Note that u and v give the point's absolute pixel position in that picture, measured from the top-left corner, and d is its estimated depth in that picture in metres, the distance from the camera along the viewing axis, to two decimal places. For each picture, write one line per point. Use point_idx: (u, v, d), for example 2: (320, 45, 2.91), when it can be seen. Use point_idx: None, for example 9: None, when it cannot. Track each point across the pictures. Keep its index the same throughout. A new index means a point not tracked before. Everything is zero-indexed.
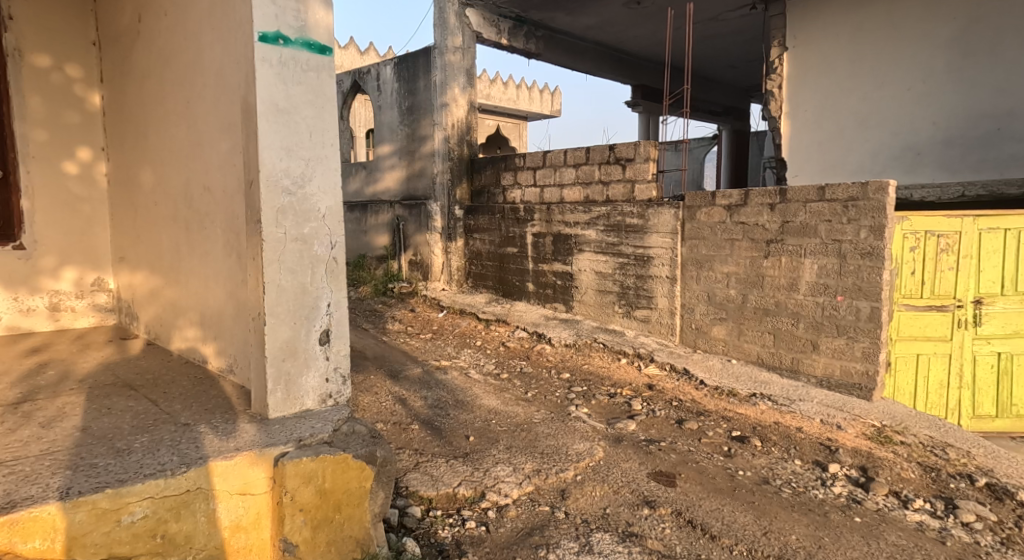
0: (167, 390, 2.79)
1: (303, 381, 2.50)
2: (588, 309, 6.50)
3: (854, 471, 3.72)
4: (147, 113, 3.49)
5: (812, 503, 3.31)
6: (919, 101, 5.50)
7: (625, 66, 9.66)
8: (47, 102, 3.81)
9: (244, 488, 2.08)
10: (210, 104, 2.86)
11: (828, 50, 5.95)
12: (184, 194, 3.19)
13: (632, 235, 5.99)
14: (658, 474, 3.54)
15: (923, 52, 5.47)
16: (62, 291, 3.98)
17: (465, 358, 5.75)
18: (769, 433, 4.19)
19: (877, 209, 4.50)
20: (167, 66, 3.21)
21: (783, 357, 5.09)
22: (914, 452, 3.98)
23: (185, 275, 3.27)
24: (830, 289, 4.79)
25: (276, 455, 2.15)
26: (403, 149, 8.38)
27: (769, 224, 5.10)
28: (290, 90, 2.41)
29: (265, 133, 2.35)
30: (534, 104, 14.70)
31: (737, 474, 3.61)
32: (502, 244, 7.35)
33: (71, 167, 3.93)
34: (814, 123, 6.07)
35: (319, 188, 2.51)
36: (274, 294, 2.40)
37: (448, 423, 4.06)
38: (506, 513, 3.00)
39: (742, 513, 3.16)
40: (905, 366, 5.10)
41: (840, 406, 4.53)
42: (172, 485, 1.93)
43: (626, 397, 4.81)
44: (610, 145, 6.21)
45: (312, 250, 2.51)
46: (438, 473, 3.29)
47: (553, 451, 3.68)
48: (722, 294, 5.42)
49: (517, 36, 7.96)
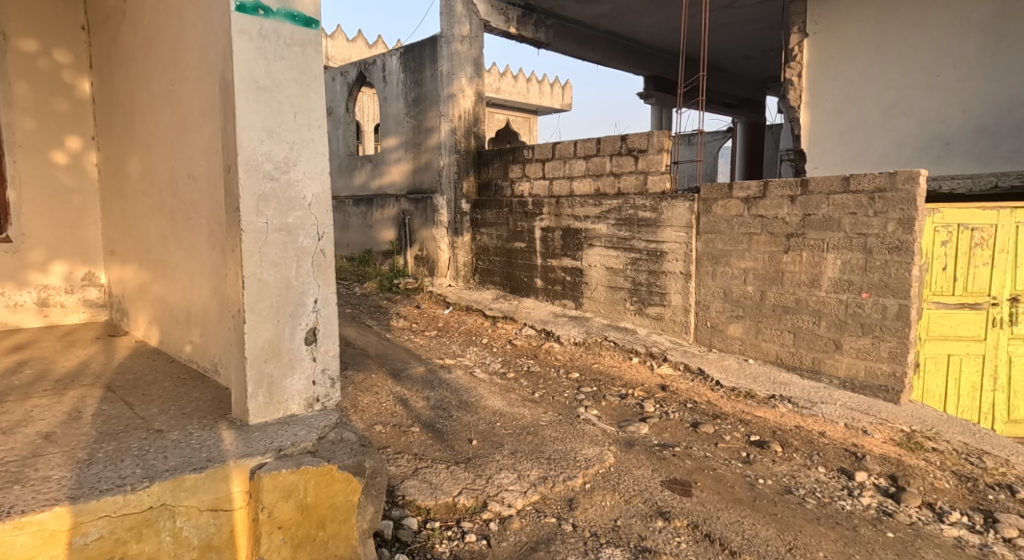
0: (146, 392, 2.61)
1: (288, 383, 2.31)
2: (598, 305, 6.28)
3: (882, 480, 3.48)
4: (133, 98, 3.30)
5: (839, 516, 3.08)
6: (947, 87, 5.23)
7: (637, 56, 9.40)
8: (34, 89, 3.63)
9: (216, 504, 1.89)
10: (192, 87, 2.67)
11: (850, 35, 5.68)
12: (170, 181, 3.00)
13: (644, 229, 5.76)
14: (673, 483, 3.31)
15: (952, 36, 5.20)
16: (50, 286, 3.81)
17: (471, 356, 5.55)
18: (789, 438, 3.96)
19: (906, 200, 4.25)
20: (152, 48, 3.03)
21: (804, 356, 4.84)
22: (947, 460, 3.73)
23: (171, 269, 3.09)
24: (854, 285, 4.54)
25: (253, 466, 1.95)
26: (409, 141, 8.16)
27: (789, 217, 4.84)
28: (271, 66, 2.21)
29: (244, 112, 2.14)
30: (544, 98, 14.47)
31: (758, 483, 3.37)
32: (510, 239, 7.13)
33: (60, 157, 3.75)
34: (834, 112, 5.81)
35: (305, 173, 2.31)
36: (255, 289, 2.21)
37: (450, 425, 3.86)
38: (509, 526, 2.80)
39: (764, 526, 2.93)
40: (935, 367, 4.81)
41: (866, 410, 4.28)
42: (132, 502, 1.74)
43: (638, 399, 4.59)
44: (622, 135, 5.96)
45: (297, 241, 2.31)
46: (437, 480, 3.09)
47: (561, 457, 3.47)
48: (739, 291, 5.18)
49: (527, 25, 7.69)
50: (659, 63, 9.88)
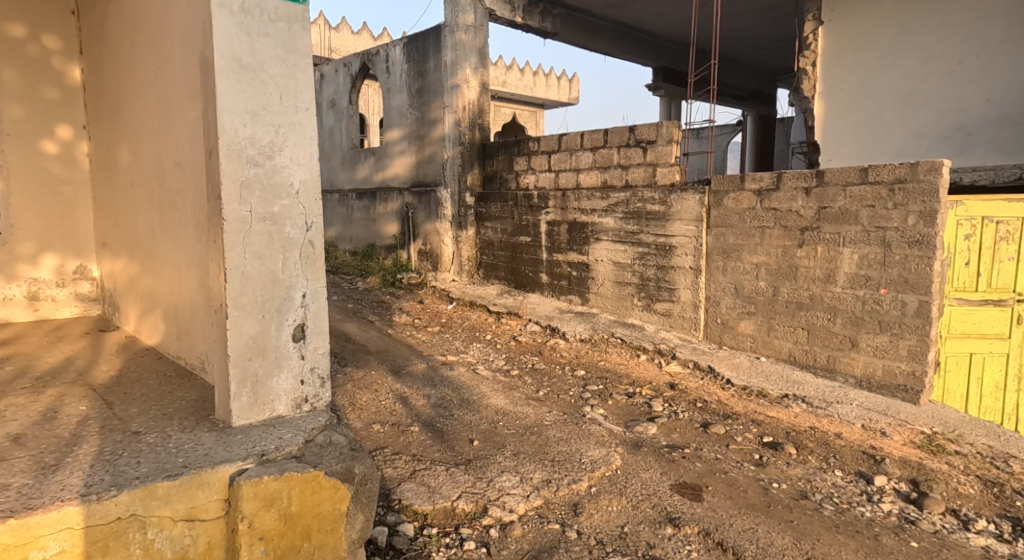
0: (128, 391, 2.48)
1: (275, 383, 2.20)
2: (604, 301, 6.12)
3: (903, 485, 3.31)
4: (122, 84, 3.16)
5: (859, 524, 2.91)
6: (969, 76, 5.04)
7: (645, 46, 9.20)
8: (22, 76, 3.47)
9: (192, 514, 1.78)
10: (177, 70, 2.53)
11: (868, 22, 5.49)
12: (157, 170, 2.87)
13: (653, 223, 5.60)
14: (683, 487, 3.16)
15: (974, 22, 5.01)
16: (41, 279, 3.67)
17: (474, 353, 5.41)
18: (804, 439, 3.80)
19: (928, 192, 4.07)
20: (139, 31, 2.88)
21: (818, 355, 4.68)
22: (972, 464, 3.55)
23: (159, 262, 2.96)
24: (872, 281, 4.37)
25: (233, 472, 1.84)
26: (412, 134, 8.01)
27: (804, 210, 4.67)
28: (255, 43, 2.10)
29: (225, 92, 2.04)
30: (550, 91, 14.29)
31: (772, 488, 3.21)
32: (515, 233, 6.98)
33: (50, 147, 3.60)
34: (850, 102, 5.63)
35: (291, 159, 2.20)
36: (238, 282, 2.10)
37: (451, 425, 3.72)
38: (511, 532, 2.65)
39: (780, 534, 2.77)
40: (956, 367, 4.61)
41: (884, 410, 4.11)
42: (98, 513, 1.62)
43: (645, 398, 4.43)
44: (630, 127, 5.79)
45: (284, 231, 2.20)
46: (436, 483, 2.95)
47: (565, 459, 3.32)
48: (751, 286, 5.01)
49: (533, 14, 7.44)
50: (669, 55, 9.68)
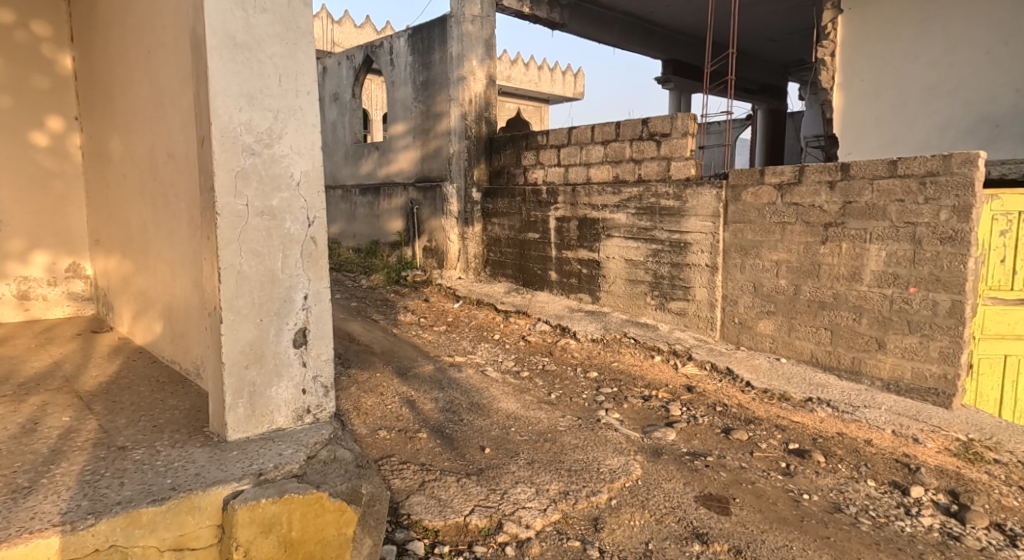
0: (117, 399, 2.30)
1: (274, 393, 2.03)
2: (616, 300, 5.92)
3: (942, 496, 3.13)
4: (112, 71, 2.99)
5: (900, 541, 2.72)
6: (998, 65, 4.82)
7: (655, 38, 8.99)
8: (9, 64, 3.28)
9: (180, 542, 1.68)
10: (168, 52, 2.34)
11: (891, 10, 5.27)
12: (150, 160, 2.68)
13: (667, 219, 5.40)
14: (709, 499, 2.97)
15: (1004, 8, 4.79)
16: (31, 278, 3.48)
17: (481, 353, 5.22)
18: (832, 447, 3.60)
19: (962, 185, 3.87)
20: (130, 12, 2.68)
21: (842, 356, 4.48)
22: (1013, 474, 3.36)
23: (152, 258, 2.76)
24: (900, 279, 4.17)
25: (226, 496, 1.73)
26: (417, 128, 7.81)
27: (827, 205, 4.46)
28: (251, 19, 1.91)
29: (217, 72, 1.85)
30: (556, 86, 14.07)
31: (803, 500, 3.02)
32: (523, 229, 6.78)
33: (40, 138, 3.40)
34: (872, 93, 5.41)
35: (291, 148, 2.02)
36: (233, 282, 1.93)
37: (461, 431, 3.53)
38: (528, 551, 2.47)
39: (816, 552, 2.59)
40: (990, 370, 4.42)
41: (914, 415, 3.92)
42: (73, 544, 1.51)
43: (663, 401, 4.25)
44: (643, 119, 5.60)
45: (283, 228, 2.02)
46: (447, 496, 2.76)
47: (582, 468, 3.13)
48: (770, 285, 4.82)
49: (542, 4, 7.23)
50: (679, 47, 9.47)
